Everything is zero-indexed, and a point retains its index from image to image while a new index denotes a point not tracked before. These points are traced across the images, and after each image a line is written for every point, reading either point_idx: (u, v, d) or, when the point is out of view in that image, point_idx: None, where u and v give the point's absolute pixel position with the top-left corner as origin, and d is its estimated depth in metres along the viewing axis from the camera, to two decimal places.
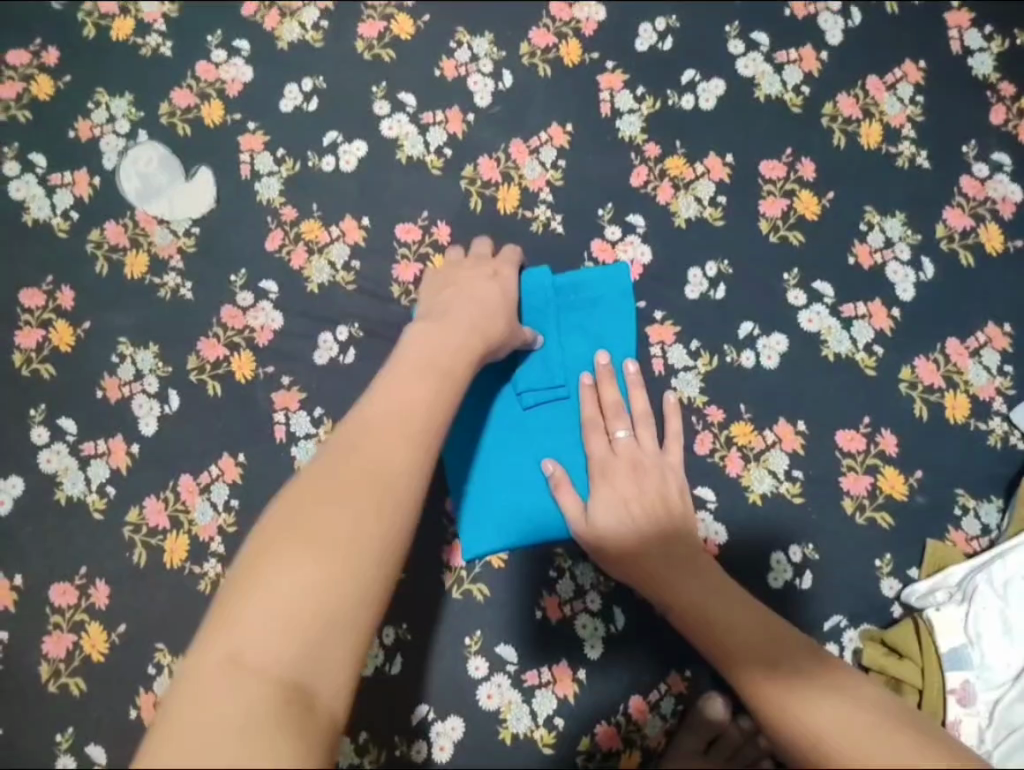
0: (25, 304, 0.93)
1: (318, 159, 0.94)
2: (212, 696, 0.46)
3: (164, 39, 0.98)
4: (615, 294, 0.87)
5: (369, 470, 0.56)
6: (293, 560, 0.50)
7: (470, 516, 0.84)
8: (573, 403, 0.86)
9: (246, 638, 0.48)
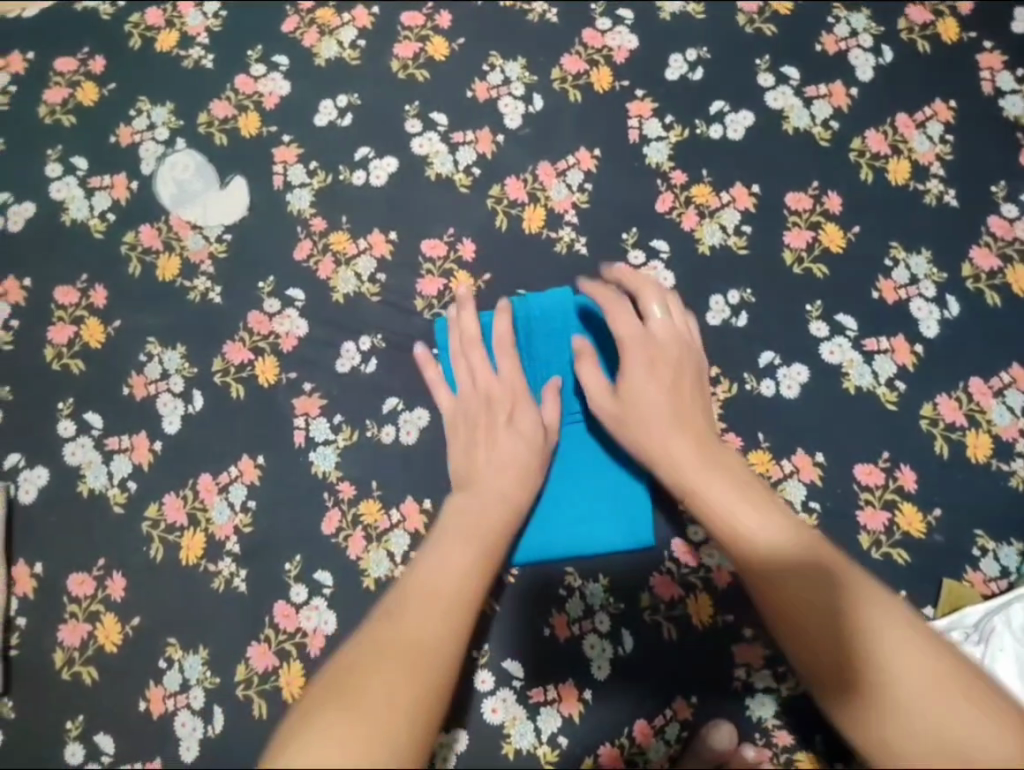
0: (59, 301, 0.95)
1: (349, 173, 0.96)
2: None
3: (206, 51, 1.01)
4: None
5: (408, 641, 0.61)
6: (336, 724, 0.54)
7: None
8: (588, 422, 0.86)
9: None
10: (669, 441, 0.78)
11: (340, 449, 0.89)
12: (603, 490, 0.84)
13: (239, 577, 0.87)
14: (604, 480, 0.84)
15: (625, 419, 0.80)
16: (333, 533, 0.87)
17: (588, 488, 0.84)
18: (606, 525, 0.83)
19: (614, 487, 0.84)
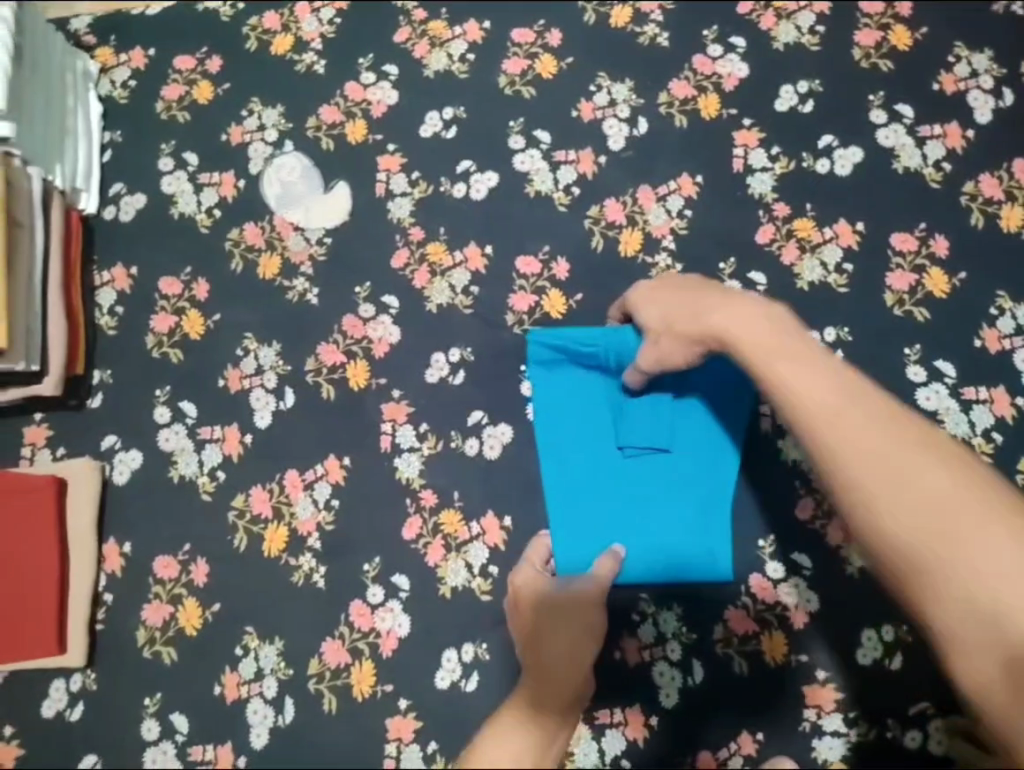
0: (163, 292, 0.98)
1: (450, 186, 0.98)
2: None
3: (319, 57, 1.03)
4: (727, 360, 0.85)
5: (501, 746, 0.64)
6: None
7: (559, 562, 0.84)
8: (670, 461, 0.85)
9: None
10: (705, 306, 0.71)
11: (424, 457, 0.91)
12: (680, 525, 0.84)
13: (318, 573, 0.89)
14: (682, 511, 0.85)
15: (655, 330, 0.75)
16: (414, 539, 0.88)
17: (665, 519, 0.84)
18: (680, 557, 0.83)
19: (690, 521, 0.84)
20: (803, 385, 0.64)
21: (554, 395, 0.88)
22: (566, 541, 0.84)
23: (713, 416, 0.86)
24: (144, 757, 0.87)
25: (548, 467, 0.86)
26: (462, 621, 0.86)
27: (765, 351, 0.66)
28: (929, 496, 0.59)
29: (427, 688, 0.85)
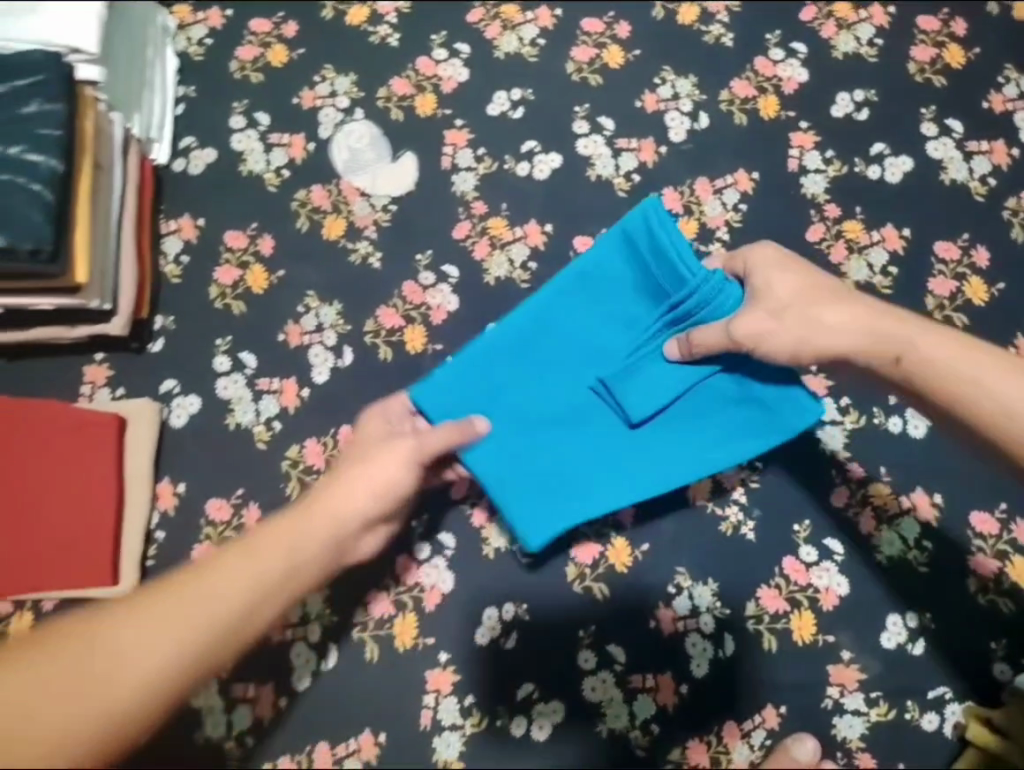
0: (228, 244, 0.99)
1: (514, 164, 1.01)
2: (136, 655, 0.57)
3: (393, 31, 1.06)
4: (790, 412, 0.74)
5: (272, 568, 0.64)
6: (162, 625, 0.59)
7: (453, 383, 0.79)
8: (618, 431, 0.78)
9: (123, 655, 0.57)
10: (808, 293, 0.74)
11: None
12: (571, 470, 0.78)
13: None
14: (588, 464, 0.77)
15: (782, 303, 0.74)
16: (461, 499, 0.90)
17: (552, 461, 0.78)
18: (519, 488, 0.77)
19: (570, 487, 0.77)
20: (982, 388, 0.67)
21: (595, 276, 0.80)
22: (474, 386, 0.79)
23: (715, 433, 0.76)
24: None
25: (534, 326, 0.80)
26: (504, 582, 0.88)
27: (944, 362, 0.69)
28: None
29: (468, 644, 0.87)
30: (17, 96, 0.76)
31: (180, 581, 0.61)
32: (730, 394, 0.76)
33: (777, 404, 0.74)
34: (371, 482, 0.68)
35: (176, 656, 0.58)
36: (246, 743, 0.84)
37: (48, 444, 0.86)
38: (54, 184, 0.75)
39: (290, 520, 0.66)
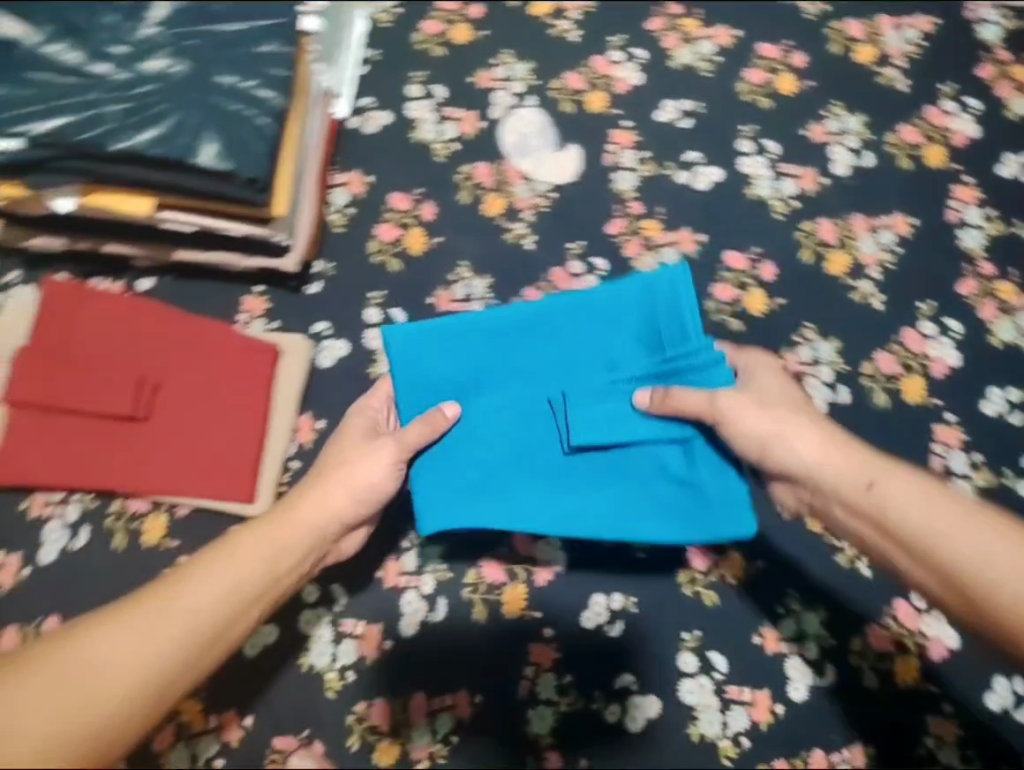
0: (392, 205, 1.03)
1: (675, 171, 1.02)
2: (116, 664, 0.62)
3: (575, 27, 1.07)
4: (722, 502, 0.71)
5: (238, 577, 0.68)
6: (140, 632, 0.63)
7: (424, 351, 0.76)
8: (553, 460, 0.74)
9: (102, 663, 0.61)
10: (790, 396, 0.75)
11: None
12: (489, 473, 0.73)
13: None
14: (513, 475, 0.73)
15: (773, 399, 0.74)
16: None
17: (482, 453, 0.74)
18: (440, 471, 0.74)
19: (487, 488, 0.73)
20: (940, 524, 0.65)
21: (601, 306, 0.77)
22: (436, 354, 0.76)
23: (642, 491, 0.72)
24: (299, 617, 0.91)
25: (520, 320, 0.77)
26: (613, 570, 0.91)
27: (907, 504, 0.67)
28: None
29: (572, 625, 0.89)
30: (256, 35, 0.83)
31: (162, 587, 0.66)
32: (674, 466, 0.73)
33: (715, 498, 0.71)
34: (327, 495, 0.73)
35: (153, 671, 0.63)
36: (347, 677, 0.89)
37: (210, 362, 0.92)
38: (281, 120, 0.81)
39: (256, 530, 0.71)
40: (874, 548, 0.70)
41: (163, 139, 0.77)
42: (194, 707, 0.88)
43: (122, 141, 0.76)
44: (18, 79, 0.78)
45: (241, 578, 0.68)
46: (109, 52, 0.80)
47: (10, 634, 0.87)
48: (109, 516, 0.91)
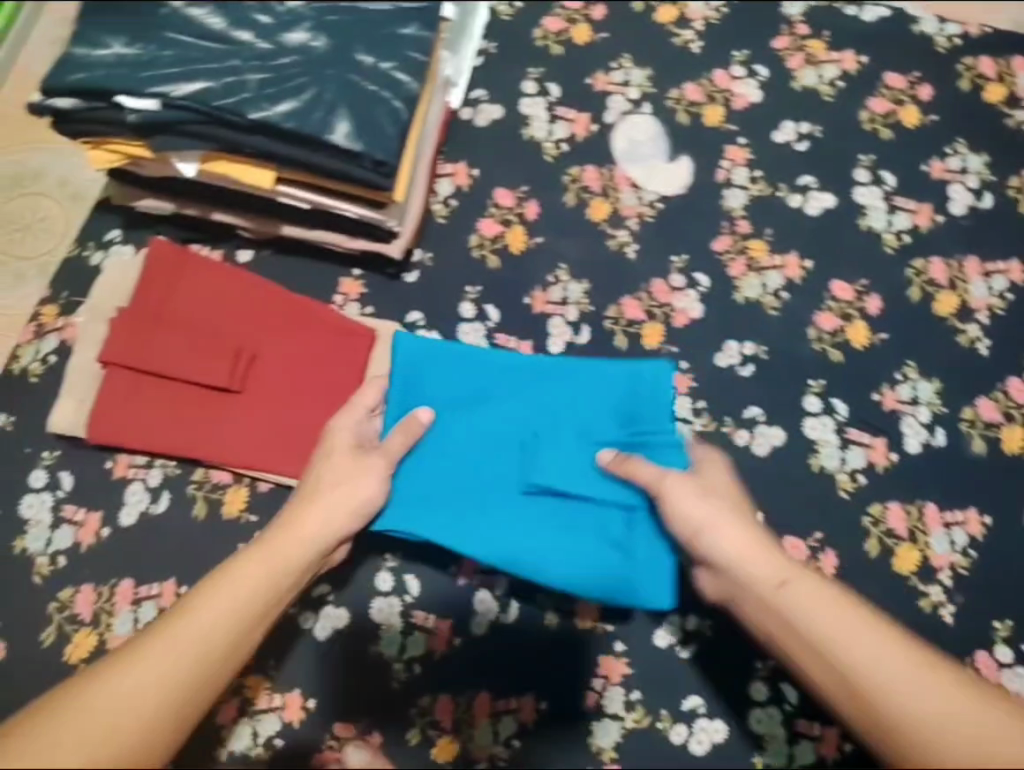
0: (496, 200, 1.02)
1: (787, 193, 1.01)
2: (131, 695, 0.62)
3: (697, 38, 1.06)
4: (646, 571, 0.78)
5: (240, 593, 0.69)
6: (151, 661, 0.64)
7: (424, 375, 0.86)
8: (507, 498, 0.81)
9: (119, 695, 0.62)
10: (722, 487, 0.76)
11: (695, 431, 0.94)
12: (452, 491, 0.82)
13: None
14: (475, 501, 0.81)
15: (717, 488, 0.76)
16: None
17: (449, 475, 0.82)
18: (414, 479, 0.82)
19: (446, 505, 0.81)
20: (845, 632, 0.65)
21: (588, 374, 0.85)
22: (433, 379, 0.86)
23: (581, 544, 0.79)
24: (372, 605, 0.91)
25: (516, 372, 0.86)
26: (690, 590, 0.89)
27: (801, 596, 0.68)
28: (977, 729, 0.60)
29: (644, 642, 0.88)
30: (399, 18, 0.82)
31: (169, 619, 0.67)
32: (614, 528, 0.79)
33: (642, 567, 0.78)
34: (329, 511, 0.76)
35: (170, 692, 0.63)
36: (413, 669, 0.88)
37: (306, 337, 0.91)
38: (411, 104, 0.80)
39: (263, 550, 0.72)
40: (777, 645, 0.69)
41: (297, 112, 0.77)
42: (259, 681, 0.88)
43: (257, 111, 0.77)
44: (160, 39, 0.80)
45: (254, 592, 0.70)
46: (254, 20, 0.81)
47: (88, 594, 0.88)
48: (191, 484, 0.91)
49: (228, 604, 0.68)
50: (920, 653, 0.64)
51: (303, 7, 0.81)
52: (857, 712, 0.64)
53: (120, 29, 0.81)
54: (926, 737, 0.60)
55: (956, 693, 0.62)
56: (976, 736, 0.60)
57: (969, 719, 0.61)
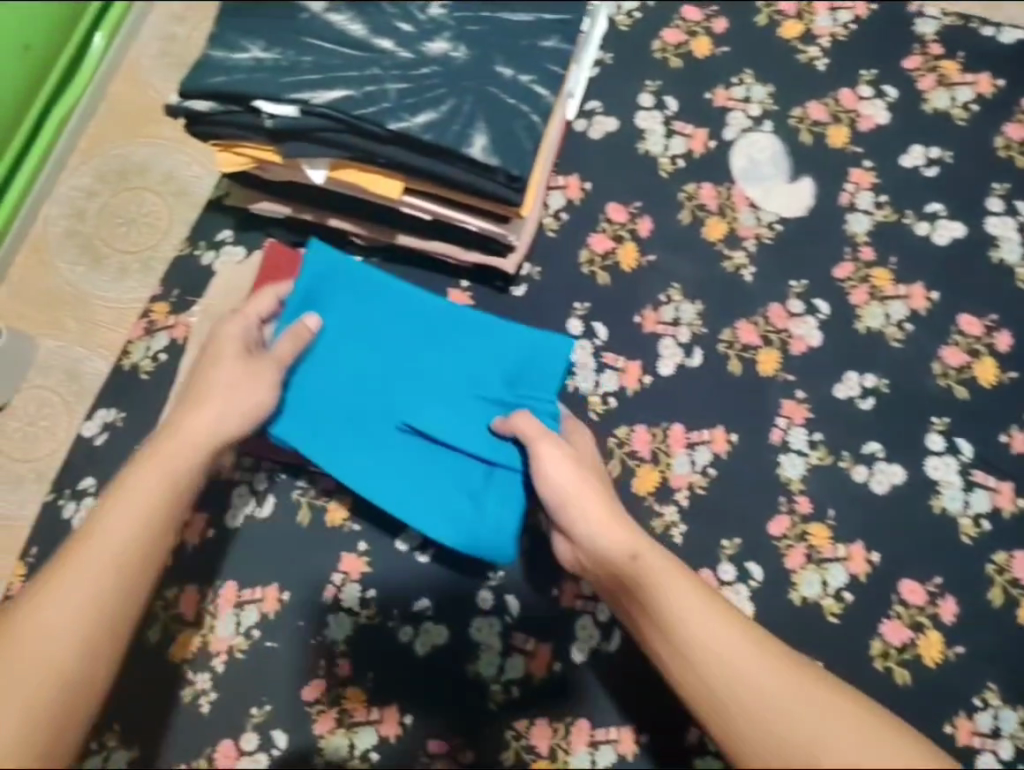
0: (608, 215, 1.00)
1: (914, 220, 0.98)
2: (51, 623, 0.67)
3: (823, 55, 1.03)
4: (490, 534, 0.84)
5: (134, 502, 0.72)
6: (64, 591, 0.68)
7: (328, 290, 0.89)
8: (381, 430, 0.87)
9: (41, 628, 0.67)
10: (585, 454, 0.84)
11: (810, 464, 0.92)
12: (334, 411, 0.87)
13: (678, 529, 0.91)
14: (353, 422, 0.87)
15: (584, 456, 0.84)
16: (780, 537, 0.90)
17: (331, 398, 0.87)
18: (305, 392, 0.87)
19: (318, 425, 0.86)
20: (681, 606, 0.69)
21: (485, 327, 0.89)
22: (334, 294, 0.89)
23: (444, 489, 0.85)
24: (471, 624, 0.89)
25: (415, 305, 0.90)
26: (801, 628, 0.88)
27: (652, 576, 0.71)
28: (788, 704, 0.63)
29: None
30: (543, 28, 0.83)
31: (74, 543, 0.71)
32: (473, 480, 0.85)
33: (489, 528, 0.84)
34: (221, 415, 0.78)
35: (88, 608, 0.68)
36: (510, 691, 0.87)
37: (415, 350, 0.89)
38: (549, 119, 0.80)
39: (142, 464, 0.74)
40: (623, 607, 0.74)
41: (435, 125, 0.78)
42: (356, 694, 0.87)
43: (396, 123, 0.78)
44: (298, 45, 0.82)
45: (143, 514, 0.72)
46: (396, 27, 0.84)
47: (191, 595, 0.91)
48: (295, 490, 0.94)
49: (126, 513, 0.72)
50: (756, 633, 0.68)
51: (446, 15, 0.83)
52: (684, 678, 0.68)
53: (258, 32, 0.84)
54: (746, 712, 0.64)
55: (772, 665, 0.65)
56: (783, 707, 0.63)
57: (781, 690, 0.64)
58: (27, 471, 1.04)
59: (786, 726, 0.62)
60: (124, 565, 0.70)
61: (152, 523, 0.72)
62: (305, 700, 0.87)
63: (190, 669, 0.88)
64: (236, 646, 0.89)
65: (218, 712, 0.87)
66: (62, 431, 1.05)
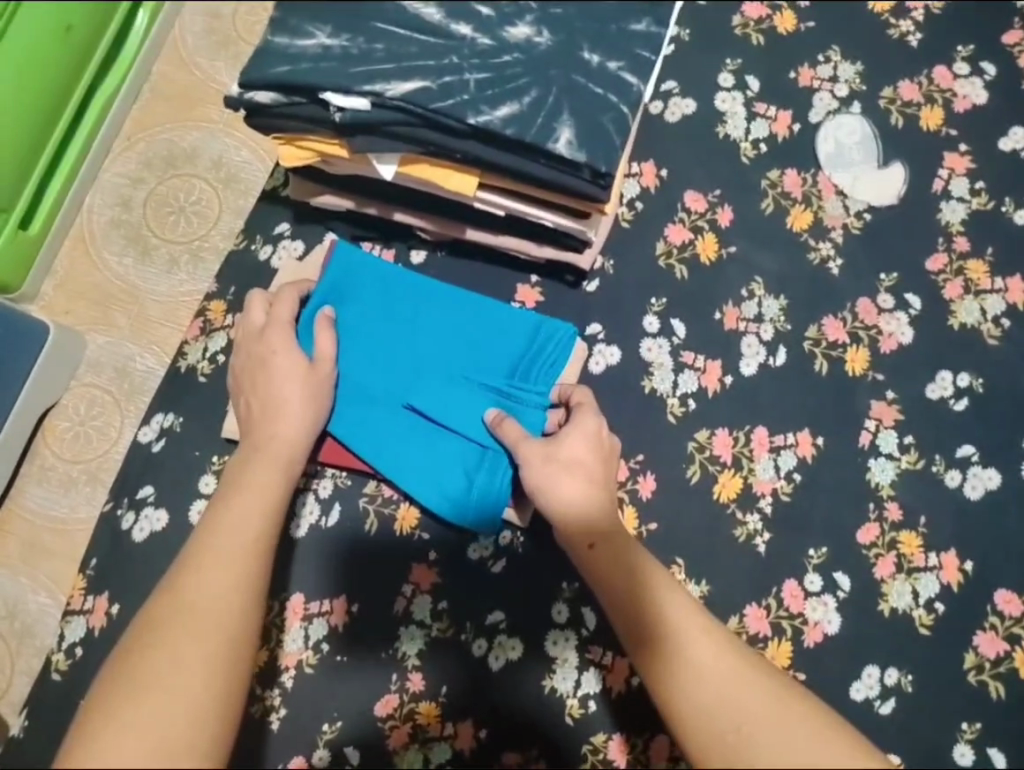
0: (686, 205, 0.95)
1: (1013, 208, 0.92)
2: (212, 592, 0.66)
3: (915, 29, 0.99)
4: (473, 509, 0.84)
5: (263, 486, 0.73)
6: (216, 565, 0.67)
7: (354, 282, 0.90)
8: (382, 411, 0.86)
9: (196, 599, 0.65)
10: (579, 440, 0.77)
11: (900, 469, 0.86)
12: (345, 392, 0.87)
13: (762, 537, 0.85)
14: (362, 404, 0.86)
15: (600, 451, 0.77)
16: (869, 545, 0.84)
17: (346, 379, 0.87)
18: None
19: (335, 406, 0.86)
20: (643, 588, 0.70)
21: (498, 320, 0.89)
22: (358, 286, 0.90)
23: (444, 472, 0.85)
24: (547, 635, 0.86)
25: (434, 300, 0.90)
26: (892, 641, 0.82)
27: (622, 556, 0.72)
28: (742, 693, 0.63)
29: (840, 693, 0.80)
30: (632, 12, 0.83)
31: (212, 527, 0.70)
32: (469, 459, 0.85)
33: (474, 503, 0.84)
34: (293, 403, 0.79)
35: (247, 579, 0.67)
36: (588, 706, 0.83)
37: (474, 359, 0.88)
38: (637, 109, 0.79)
39: (260, 451, 0.76)
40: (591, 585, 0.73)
41: (518, 118, 0.76)
42: (431, 708, 0.84)
43: (478, 116, 0.76)
44: (369, 32, 0.81)
45: (252, 503, 0.72)
46: (474, 11, 0.83)
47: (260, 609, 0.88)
48: (363, 498, 0.91)
49: (262, 491, 0.73)
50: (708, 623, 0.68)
51: None
52: (637, 657, 0.68)
53: (323, 18, 0.83)
54: (693, 692, 0.64)
55: (728, 654, 0.66)
56: (735, 693, 0.63)
57: (732, 681, 0.64)
58: (80, 474, 1.01)
59: (732, 716, 0.62)
60: (247, 547, 0.69)
61: (270, 502, 0.72)
62: (378, 716, 0.84)
63: (259, 685, 0.86)
64: (305, 660, 0.87)
65: (288, 729, 0.85)
66: (114, 431, 1.02)
